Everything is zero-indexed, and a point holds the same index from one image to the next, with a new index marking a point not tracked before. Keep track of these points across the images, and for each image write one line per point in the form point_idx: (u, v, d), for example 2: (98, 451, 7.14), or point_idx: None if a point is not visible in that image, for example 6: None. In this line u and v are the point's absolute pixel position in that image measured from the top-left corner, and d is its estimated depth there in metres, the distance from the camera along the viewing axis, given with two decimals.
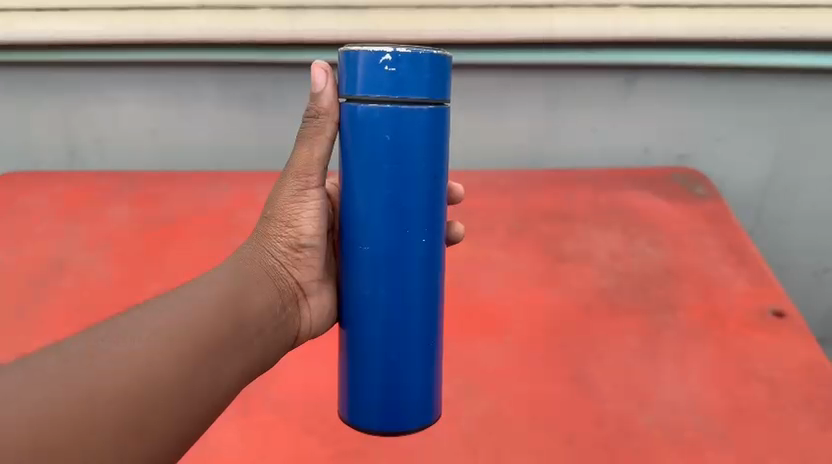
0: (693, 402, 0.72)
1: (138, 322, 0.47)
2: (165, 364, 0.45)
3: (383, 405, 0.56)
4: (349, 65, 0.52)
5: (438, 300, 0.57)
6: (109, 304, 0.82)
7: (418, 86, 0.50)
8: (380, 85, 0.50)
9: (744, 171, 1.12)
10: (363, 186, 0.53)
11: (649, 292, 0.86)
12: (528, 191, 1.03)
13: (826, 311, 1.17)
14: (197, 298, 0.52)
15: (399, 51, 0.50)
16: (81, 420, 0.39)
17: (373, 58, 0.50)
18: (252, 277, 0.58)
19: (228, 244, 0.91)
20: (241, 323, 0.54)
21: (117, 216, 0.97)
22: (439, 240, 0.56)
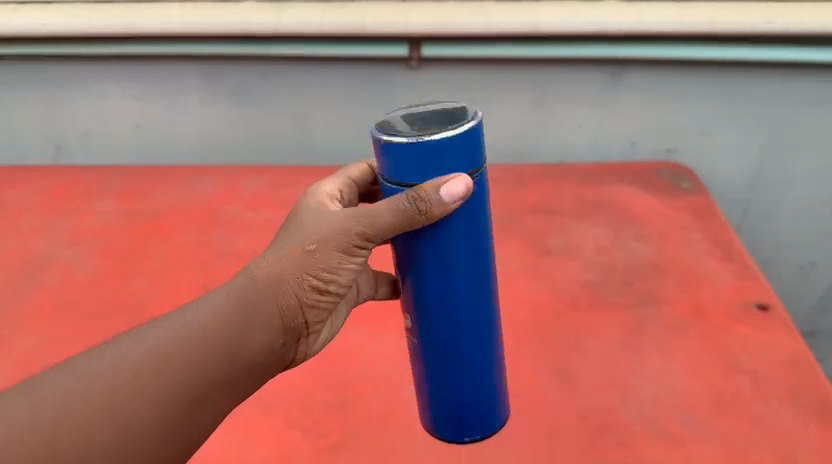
0: (677, 395, 0.72)
1: (103, 364, 0.47)
2: (128, 408, 0.46)
3: (450, 415, 0.64)
4: (390, 156, 0.49)
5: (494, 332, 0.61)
6: (94, 301, 0.81)
7: (467, 159, 0.50)
8: (471, 157, 0.50)
9: (730, 167, 1.14)
10: (425, 255, 0.55)
11: (634, 286, 0.86)
12: (515, 185, 1.03)
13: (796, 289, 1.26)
14: (173, 333, 0.49)
15: (474, 118, 0.50)
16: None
17: (466, 135, 0.49)
18: (258, 316, 0.52)
19: (212, 239, 0.91)
20: (229, 362, 0.51)
21: (100, 211, 0.97)
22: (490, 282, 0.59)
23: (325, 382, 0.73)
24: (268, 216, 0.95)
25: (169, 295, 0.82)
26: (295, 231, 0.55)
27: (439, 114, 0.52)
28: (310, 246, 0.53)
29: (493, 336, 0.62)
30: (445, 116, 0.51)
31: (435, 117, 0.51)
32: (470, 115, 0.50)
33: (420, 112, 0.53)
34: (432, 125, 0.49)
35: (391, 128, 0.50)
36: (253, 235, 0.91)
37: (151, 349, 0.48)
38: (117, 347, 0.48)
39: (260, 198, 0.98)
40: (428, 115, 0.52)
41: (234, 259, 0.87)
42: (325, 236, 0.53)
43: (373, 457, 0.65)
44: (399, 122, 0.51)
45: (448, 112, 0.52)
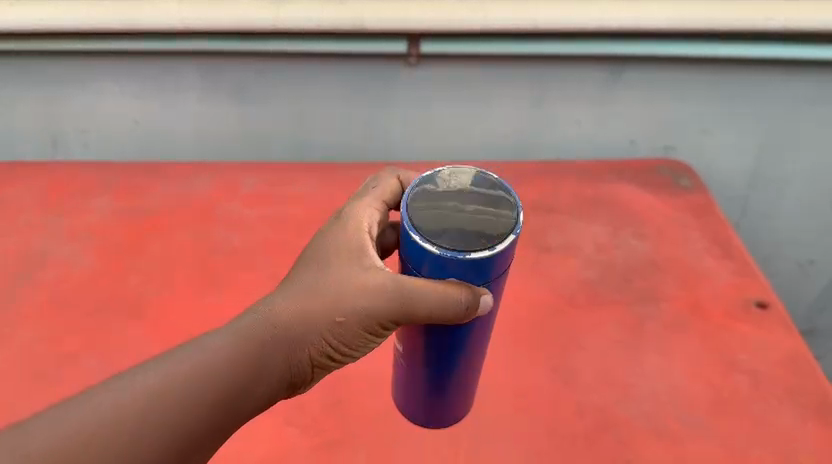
0: (676, 394, 0.72)
1: (107, 406, 0.48)
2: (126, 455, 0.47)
3: (425, 414, 0.67)
4: (422, 250, 0.52)
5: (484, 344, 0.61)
6: (93, 300, 0.81)
7: (495, 268, 0.52)
8: (503, 262, 0.52)
9: (728, 164, 1.14)
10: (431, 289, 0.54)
11: (633, 283, 0.86)
12: (514, 182, 1.03)
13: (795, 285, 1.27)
14: (186, 383, 0.51)
15: (514, 226, 0.51)
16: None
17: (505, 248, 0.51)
18: (274, 365, 0.56)
19: (210, 236, 0.90)
20: (235, 414, 0.53)
21: (97, 208, 0.96)
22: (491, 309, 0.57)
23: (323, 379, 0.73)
24: (266, 213, 0.94)
25: (168, 294, 0.82)
26: (326, 288, 0.57)
27: (480, 201, 0.52)
28: (339, 316, 0.57)
29: (476, 360, 0.62)
30: (486, 209, 0.51)
31: (476, 208, 0.51)
32: (511, 223, 0.51)
33: (461, 192, 0.52)
34: (472, 228, 0.50)
35: (430, 225, 0.51)
36: (252, 233, 0.91)
37: (160, 396, 0.49)
38: (126, 389, 0.49)
39: (259, 194, 0.97)
40: (468, 200, 0.52)
41: (232, 257, 0.87)
42: (355, 308, 0.57)
43: (372, 456, 0.66)
44: (439, 212, 0.51)
45: (490, 202, 0.52)
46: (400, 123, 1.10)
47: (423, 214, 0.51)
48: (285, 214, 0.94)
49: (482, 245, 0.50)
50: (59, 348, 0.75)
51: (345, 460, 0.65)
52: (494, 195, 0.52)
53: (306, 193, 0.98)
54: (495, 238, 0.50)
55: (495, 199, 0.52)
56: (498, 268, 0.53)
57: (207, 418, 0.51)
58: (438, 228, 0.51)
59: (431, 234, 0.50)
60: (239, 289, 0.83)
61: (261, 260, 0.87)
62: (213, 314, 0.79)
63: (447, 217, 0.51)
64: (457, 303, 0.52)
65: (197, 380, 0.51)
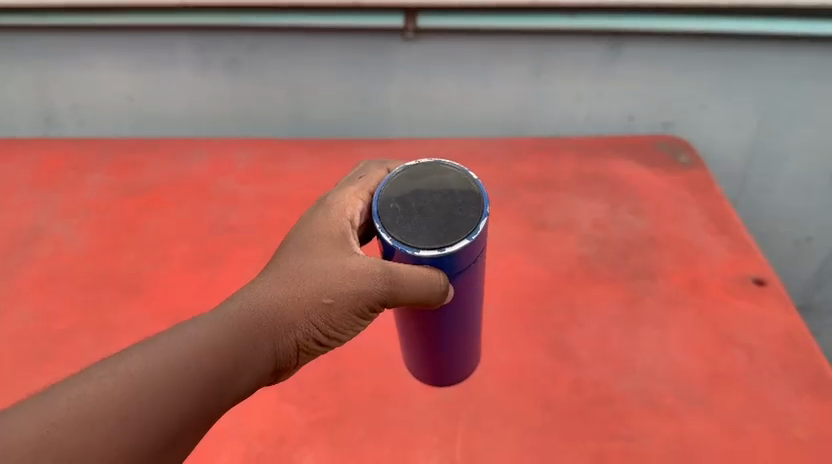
0: (672, 369, 0.72)
1: (94, 390, 0.44)
2: (124, 438, 0.44)
3: (432, 373, 0.68)
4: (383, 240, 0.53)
5: (474, 301, 0.62)
6: (89, 277, 0.81)
7: (455, 261, 0.53)
8: (464, 258, 0.53)
9: (725, 138, 1.13)
10: None
11: (630, 259, 0.85)
12: (511, 159, 1.02)
13: (791, 258, 1.28)
14: (177, 363, 0.48)
15: (472, 230, 0.51)
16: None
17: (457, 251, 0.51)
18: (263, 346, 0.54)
19: (205, 212, 0.90)
20: (226, 397, 0.51)
21: (92, 183, 0.95)
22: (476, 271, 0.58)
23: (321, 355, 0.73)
24: (262, 190, 0.94)
25: (164, 270, 0.82)
26: (312, 273, 0.57)
27: (446, 200, 0.52)
28: (325, 298, 0.57)
29: (475, 309, 0.63)
30: (449, 209, 0.51)
31: (439, 206, 0.51)
32: (468, 229, 0.51)
33: (430, 189, 0.52)
34: (430, 226, 0.51)
35: (394, 219, 0.52)
36: (248, 210, 0.91)
37: (155, 379, 0.46)
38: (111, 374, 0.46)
39: (255, 171, 0.97)
40: (434, 198, 0.52)
41: (228, 234, 0.87)
42: (341, 290, 0.57)
43: (370, 431, 0.66)
44: (405, 206, 0.52)
45: (456, 202, 0.52)
46: (397, 97, 1.09)
47: (389, 207, 0.52)
48: (282, 190, 0.94)
49: (433, 244, 0.50)
50: (56, 325, 0.75)
51: (342, 435, 0.65)
52: (463, 196, 0.52)
53: (302, 170, 0.97)
54: (447, 240, 0.50)
55: (462, 201, 0.52)
56: (463, 263, 0.54)
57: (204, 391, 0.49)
58: (399, 222, 0.51)
59: (389, 225, 0.51)
60: (235, 264, 0.83)
61: (257, 236, 0.87)
62: (209, 290, 0.79)
63: (410, 212, 0.52)
64: (435, 286, 0.53)
65: (187, 359, 0.48)
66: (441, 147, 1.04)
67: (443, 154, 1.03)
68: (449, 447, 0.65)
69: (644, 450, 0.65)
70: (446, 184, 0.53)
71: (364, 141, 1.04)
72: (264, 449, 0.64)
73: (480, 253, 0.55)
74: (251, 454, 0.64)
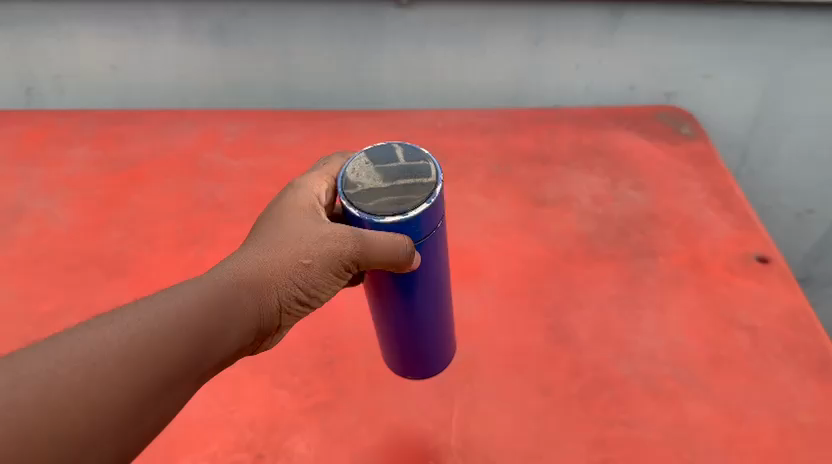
0: (673, 351, 0.71)
1: (87, 341, 0.44)
2: (122, 382, 0.44)
3: (407, 364, 0.66)
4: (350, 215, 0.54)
5: (442, 278, 0.61)
6: (72, 256, 0.78)
7: (420, 227, 0.54)
8: (426, 224, 0.54)
9: (728, 109, 1.10)
10: None
11: (631, 237, 0.83)
12: (508, 132, 0.99)
13: (791, 230, 1.26)
14: (171, 314, 0.48)
15: (430, 195, 0.52)
16: (34, 453, 0.39)
17: (419, 214, 0.52)
18: (244, 306, 0.54)
19: (192, 188, 0.87)
20: (216, 352, 0.51)
21: (74, 158, 0.92)
22: (439, 242, 0.58)
23: (312, 339, 0.70)
24: (251, 165, 0.91)
25: (150, 249, 0.79)
26: (286, 239, 0.57)
27: (403, 171, 0.53)
28: (303, 258, 0.57)
29: (444, 286, 0.62)
30: (407, 178, 0.53)
31: (397, 176, 0.53)
32: (426, 192, 0.52)
33: (387, 160, 0.54)
34: (391, 195, 0.53)
35: (358, 192, 0.53)
36: (237, 185, 0.87)
37: (150, 328, 0.46)
38: (103, 326, 0.45)
39: (244, 145, 0.94)
40: (392, 170, 0.53)
41: (215, 211, 0.84)
42: (317, 252, 0.56)
43: (363, 418, 0.64)
44: (367, 178, 0.54)
45: (412, 171, 0.53)
46: (390, 67, 1.06)
47: (351, 183, 0.54)
48: (271, 165, 0.91)
49: (395, 209, 0.52)
50: (38, 307, 0.73)
51: (335, 422, 0.64)
52: (418, 165, 0.54)
53: (293, 145, 0.94)
54: (408, 205, 0.52)
55: (418, 169, 0.54)
56: (427, 229, 0.55)
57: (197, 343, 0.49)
58: (362, 193, 0.53)
59: (353, 197, 0.53)
60: (223, 243, 0.80)
61: (246, 213, 0.84)
62: (197, 270, 0.76)
63: (371, 184, 0.53)
64: (401, 249, 0.52)
65: (178, 312, 0.48)
66: (436, 119, 1.01)
67: (438, 127, 1.00)
68: (445, 434, 0.63)
69: (645, 436, 0.64)
70: (401, 156, 0.54)
71: (355, 114, 1.01)
72: (255, 436, 0.62)
73: (440, 222, 0.56)
74: (241, 442, 0.62)
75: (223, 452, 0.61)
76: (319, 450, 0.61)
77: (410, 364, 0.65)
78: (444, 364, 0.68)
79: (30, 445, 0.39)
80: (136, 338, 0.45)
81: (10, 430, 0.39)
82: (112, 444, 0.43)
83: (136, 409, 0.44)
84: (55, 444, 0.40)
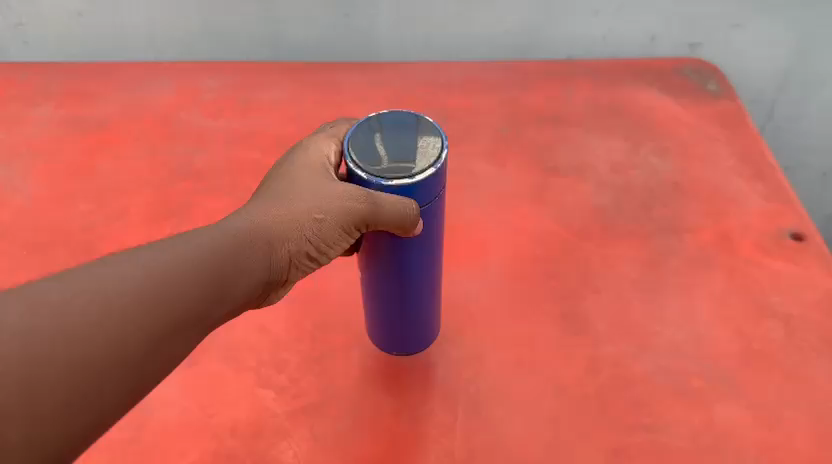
0: (700, 344, 0.64)
1: (104, 275, 0.40)
2: (133, 322, 0.40)
3: (394, 339, 0.61)
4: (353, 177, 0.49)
5: (437, 252, 0.56)
6: (33, 233, 0.70)
7: (424, 193, 0.49)
8: (430, 190, 0.49)
9: (757, 61, 1.00)
10: None
11: (652, 211, 0.75)
12: (517, 87, 0.90)
13: (816, 195, 1.17)
14: (186, 256, 0.44)
15: (439, 159, 0.48)
16: (46, 384, 0.36)
17: (425, 181, 0.48)
18: (251, 257, 0.48)
19: (168, 153, 0.79)
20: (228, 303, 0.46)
21: (37, 117, 0.83)
22: (438, 212, 0.52)
23: (300, 330, 0.64)
24: (233, 126, 0.83)
25: (120, 223, 0.71)
26: (298, 192, 0.52)
27: (409, 129, 0.48)
28: (315, 212, 0.50)
29: (437, 258, 0.56)
30: (414, 138, 0.48)
31: (403, 136, 0.48)
32: (432, 157, 0.47)
33: (389, 120, 0.49)
34: (396, 156, 0.48)
35: (360, 154, 0.48)
36: (218, 151, 0.79)
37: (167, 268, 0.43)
38: (120, 263, 0.42)
39: (225, 104, 0.85)
40: (398, 129, 0.48)
41: (193, 181, 0.76)
42: (330, 204, 0.50)
43: (357, 421, 0.58)
44: (370, 139, 0.48)
45: (419, 132, 0.48)
46: (385, 13, 0.94)
47: (355, 142, 0.49)
48: (256, 127, 0.82)
49: (400, 174, 0.47)
50: None
51: (326, 426, 0.57)
52: (426, 124, 0.49)
53: (280, 106, 0.85)
54: (417, 169, 0.47)
55: (423, 131, 0.49)
56: (428, 197, 0.49)
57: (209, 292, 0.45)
58: (366, 155, 0.48)
59: (356, 159, 0.48)
60: (202, 216, 0.72)
61: (228, 183, 0.76)
62: None
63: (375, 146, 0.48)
64: (405, 213, 0.47)
65: (197, 254, 0.45)
66: (437, 73, 0.92)
67: (439, 82, 0.90)
68: (448, 441, 0.57)
69: (670, 442, 0.57)
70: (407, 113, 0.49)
71: (348, 68, 0.92)
72: (236, 445, 0.56)
73: (442, 191, 0.51)
74: (221, 451, 0.55)
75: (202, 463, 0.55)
76: (308, 460, 0.55)
77: (397, 340, 0.60)
78: (428, 343, 0.63)
79: (43, 373, 0.36)
80: (154, 277, 0.42)
81: (21, 357, 0.35)
82: (124, 385, 0.39)
83: (150, 350, 0.40)
84: (70, 376, 0.37)
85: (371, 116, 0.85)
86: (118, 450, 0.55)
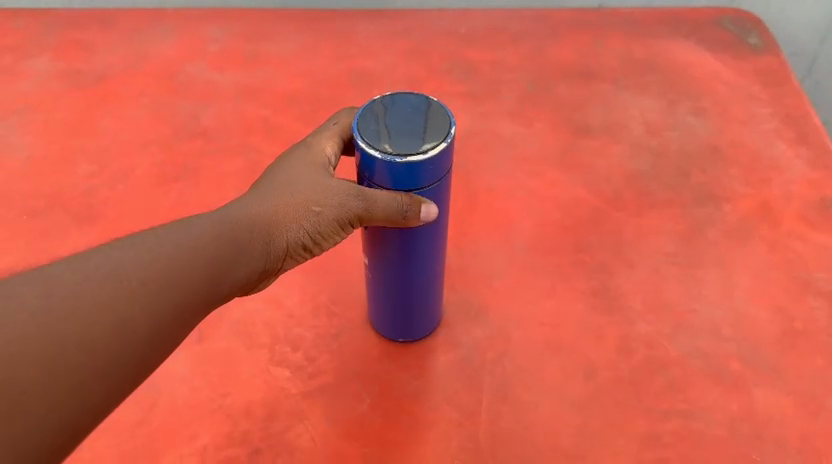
0: (739, 323, 0.60)
1: (108, 260, 0.37)
2: (138, 310, 0.37)
3: (396, 325, 0.57)
4: (360, 157, 0.45)
5: (441, 233, 0.52)
6: (32, 196, 0.66)
7: (435, 168, 0.45)
8: (440, 166, 0.46)
9: (799, 12, 0.92)
10: (386, 182, 0.45)
11: (691, 177, 0.71)
12: (545, 39, 0.85)
13: None
14: (193, 242, 0.41)
15: (450, 134, 0.45)
16: (56, 363, 0.33)
17: (437, 157, 0.44)
18: (250, 251, 0.44)
19: (175, 109, 0.74)
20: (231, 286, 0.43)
21: (34, 68, 0.78)
22: (444, 192, 0.49)
23: (315, 304, 0.60)
24: (242, 78, 0.78)
25: (125, 185, 0.67)
26: (296, 181, 0.47)
27: (415, 107, 0.46)
28: (315, 206, 0.47)
29: (440, 244, 0.53)
30: (421, 116, 0.45)
31: (410, 114, 0.45)
32: (444, 132, 0.44)
33: (394, 99, 0.46)
34: (406, 133, 0.44)
35: (367, 131, 0.45)
36: (226, 107, 0.75)
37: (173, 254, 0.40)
38: (124, 245, 0.39)
39: (234, 56, 0.80)
40: (403, 108, 0.46)
41: (200, 139, 0.71)
42: (330, 198, 0.46)
43: (376, 402, 0.55)
44: (377, 118, 0.45)
45: (425, 109, 0.46)
46: None
47: (359, 124, 0.46)
48: (268, 82, 0.77)
49: (412, 149, 0.44)
50: None
51: (344, 408, 0.54)
52: (431, 102, 0.46)
53: (292, 58, 0.80)
54: (429, 143, 0.44)
55: (430, 109, 0.46)
56: (437, 175, 0.46)
57: (213, 278, 0.41)
58: (375, 133, 0.45)
59: (363, 136, 0.45)
60: (210, 179, 0.68)
61: (237, 143, 0.71)
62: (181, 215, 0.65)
63: (383, 123, 0.45)
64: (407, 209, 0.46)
65: (200, 236, 0.42)
66: (459, 23, 0.86)
67: (461, 33, 0.85)
68: (473, 425, 0.54)
69: (707, 430, 0.54)
70: (410, 94, 0.47)
71: (365, 18, 0.86)
72: (250, 428, 0.53)
73: (449, 172, 0.47)
74: (234, 434, 0.53)
75: (214, 447, 0.52)
76: (325, 444, 0.52)
77: (398, 326, 0.57)
78: (430, 334, 0.59)
79: (49, 351, 0.33)
80: (158, 263, 0.39)
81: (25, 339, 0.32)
82: (133, 367, 0.36)
83: (158, 330, 0.37)
84: (77, 357, 0.33)
85: (389, 69, 0.80)
86: (125, 433, 0.52)
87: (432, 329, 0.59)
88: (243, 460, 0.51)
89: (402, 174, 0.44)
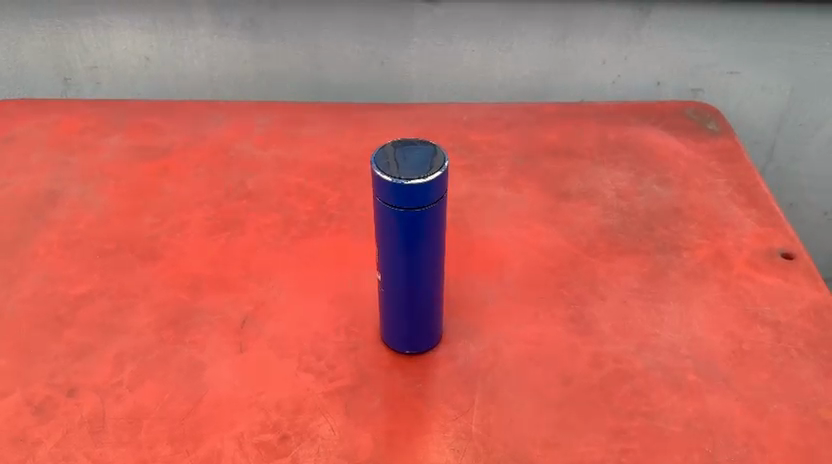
0: (695, 344, 0.71)
1: None
2: None
3: (404, 339, 0.68)
4: (376, 182, 0.59)
5: (439, 255, 0.65)
6: (105, 240, 0.80)
7: (434, 191, 0.59)
8: (437, 190, 0.59)
9: (752, 105, 1.11)
10: (396, 201, 0.59)
11: (655, 232, 0.84)
12: (533, 126, 1.00)
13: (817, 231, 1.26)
14: None
15: (445, 165, 0.59)
16: None
17: (435, 183, 0.58)
18: None
19: (224, 177, 0.89)
20: None
21: (110, 146, 0.94)
22: (441, 217, 0.62)
23: (337, 324, 0.72)
24: (281, 154, 0.93)
25: (182, 234, 0.81)
26: None
27: (419, 150, 0.60)
28: None
29: (439, 264, 0.66)
30: (423, 155, 0.60)
31: (415, 153, 0.60)
32: (440, 165, 0.58)
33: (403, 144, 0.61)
34: (411, 164, 0.58)
35: (382, 163, 0.59)
36: (266, 175, 0.90)
37: None
38: None
39: (273, 135, 0.97)
40: (411, 149, 0.60)
41: (245, 200, 0.86)
42: None
43: (385, 401, 0.65)
44: (389, 155, 0.59)
45: (426, 151, 0.60)
46: (419, 59, 1.07)
47: (376, 159, 0.59)
48: (301, 157, 0.93)
49: (416, 175, 0.57)
50: (74, 289, 0.74)
51: (360, 404, 0.65)
52: (431, 146, 0.61)
53: (322, 139, 0.96)
54: (429, 171, 0.58)
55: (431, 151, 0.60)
56: (434, 198, 0.59)
57: None
58: (388, 165, 0.58)
59: (379, 167, 0.58)
60: (253, 231, 0.82)
61: (275, 203, 0.86)
62: (226, 257, 0.79)
63: (394, 158, 0.59)
64: None
65: None
66: (461, 114, 1.03)
67: (464, 121, 1.01)
68: (467, 419, 0.64)
69: (667, 427, 0.63)
70: (415, 141, 0.61)
71: (384, 107, 1.03)
72: (280, 418, 0.63)
73: (445, 199, 0.61)
74: (267, 423, 0.63)
75: (250, 432, 0.62)
76: (343, 432, 0.63)
77: (405, 338, 0.68)
78: (430, 349, 0.70)
79: None
80: None
81: None
82: None
83: None
84: None
85: None
86: (176, 420, 0.63)
87: (432, 345, 0.70)
88: (274, 443, 0.61)
89: (408, 195, 0.58)
